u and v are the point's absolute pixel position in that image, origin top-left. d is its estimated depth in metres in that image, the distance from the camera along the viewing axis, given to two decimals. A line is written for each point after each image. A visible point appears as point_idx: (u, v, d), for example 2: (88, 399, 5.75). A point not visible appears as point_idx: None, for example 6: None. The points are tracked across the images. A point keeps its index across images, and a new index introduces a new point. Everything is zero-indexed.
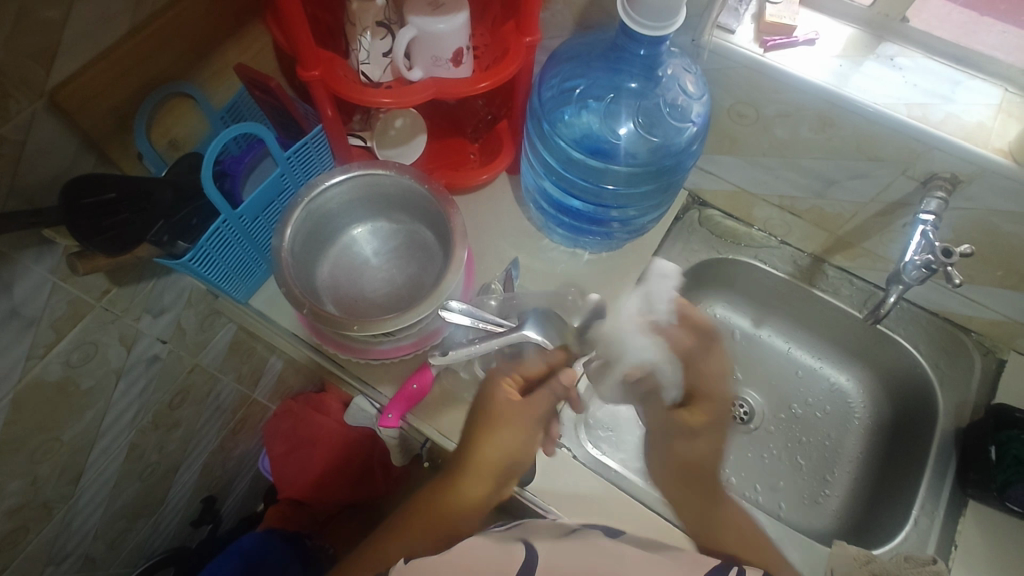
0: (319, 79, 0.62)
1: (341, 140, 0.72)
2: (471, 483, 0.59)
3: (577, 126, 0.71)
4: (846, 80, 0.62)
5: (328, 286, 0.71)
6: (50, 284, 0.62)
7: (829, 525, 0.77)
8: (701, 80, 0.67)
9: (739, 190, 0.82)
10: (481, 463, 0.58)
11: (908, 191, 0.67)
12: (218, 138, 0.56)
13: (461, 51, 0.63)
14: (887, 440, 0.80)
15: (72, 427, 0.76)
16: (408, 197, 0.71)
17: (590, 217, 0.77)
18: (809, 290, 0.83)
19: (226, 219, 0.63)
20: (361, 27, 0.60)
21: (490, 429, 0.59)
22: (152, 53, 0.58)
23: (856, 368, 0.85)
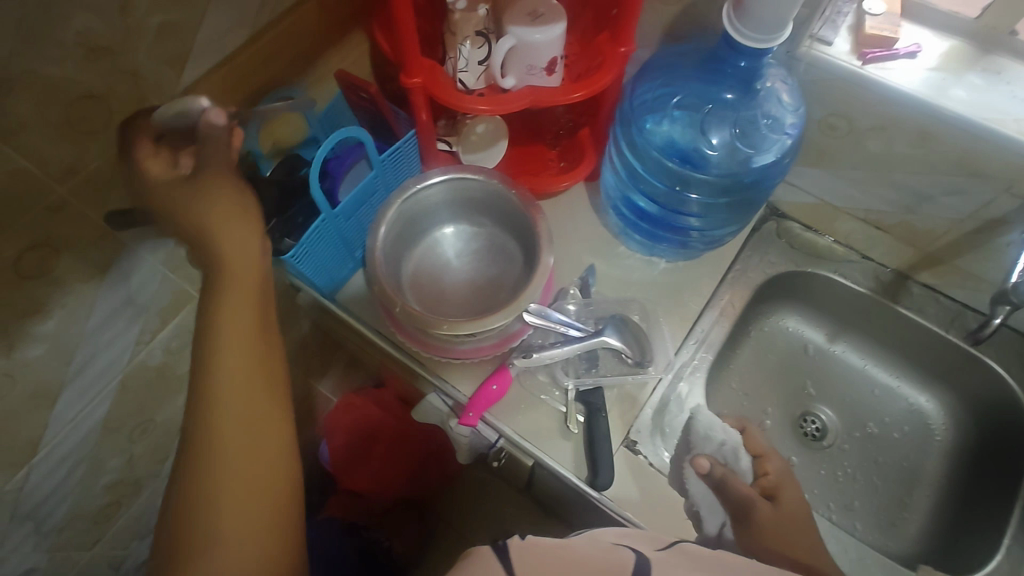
0: (420, 86, 0.64)
1: (431, 145, 0.73)
2: (225, 226, 0.51)
3: (661, 135, 0.71)
4: (945, 92, 0.61)
5: (413, 285, 0.73)
6: (162, 274, 0.67)
7: (906, 549, 0.75)
8: (798, 93, 0.67)
9: (821, 202, 0.81)
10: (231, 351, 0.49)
11: (1009, 209, 0.65)
12: (328, 142, 0.60)
13: (555, 60, 0.64)
14: (972, 465, 0.78)
15: (166, 409, 0.81)
16: (492, 200, 0.73)
17: (668, 223, 0.77)
18: (892, 307, 0.81)
19: (324, 218, 0.65)
20: (461, 37, 0.63)
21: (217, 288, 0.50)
22: (266, 60, 0.62)
23: (938, 389, 0.83)
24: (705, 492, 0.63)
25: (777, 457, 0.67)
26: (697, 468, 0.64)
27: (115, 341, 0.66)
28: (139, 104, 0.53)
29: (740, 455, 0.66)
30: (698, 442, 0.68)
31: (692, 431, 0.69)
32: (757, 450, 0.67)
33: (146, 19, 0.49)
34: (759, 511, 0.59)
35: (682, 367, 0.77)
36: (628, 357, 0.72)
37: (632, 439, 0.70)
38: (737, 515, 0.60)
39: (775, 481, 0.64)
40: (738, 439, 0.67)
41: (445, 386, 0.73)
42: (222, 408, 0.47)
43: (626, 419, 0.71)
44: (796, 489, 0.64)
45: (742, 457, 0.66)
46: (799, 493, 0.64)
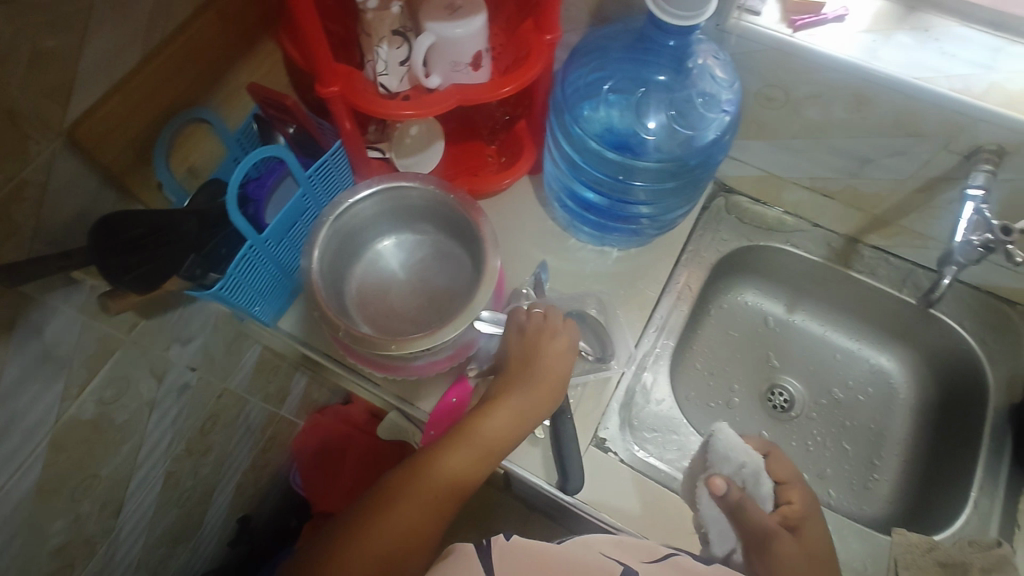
0: (338, 95, 0.60)
1: (361, 154, 0.70)
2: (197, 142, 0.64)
3: (599, 122, 0.69)
4: (877, 54, 0.60)
5: (358, 303, 0.70)
6: (80, 322, 0.62)
7: (880, 511, 0.76)
8: (731, 67, 0.66)
9: (767, 174, 0.80)
10: (478, 446, 0.57)
11: (950, 165, 0.65)
12: (243, 163, 0.56)
13: (481, 54, 0.61)
14: (935, 419, 0.79)
15: (110, 462, 0.76)
16: (432, 207, 0.69)
17: (616, 213, 0.76)
18: (845, 273, 0.81)
19: (253, 245, 0.61)
20: (377, 38, 0.59)
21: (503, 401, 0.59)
22: (167, 80, 0.57)
23: (896, 348, 0.84)
24: (717, 515, 0.58)
25: (800, 481, 0.61)
26: (712, 489, 0.58)
27: (37, 401, 0.61)
28: (22, 145, 0.47)
29: (761, 481, 0.59)
30: (715, 460, 0.60)
31: (709, 449, 0.61)
32: (779, 476, 0.61)
33: (13, 47, 0.44)
34: (779, 543, 0.54)
35: (645, 357, 0.75)
36: (589, 354, 0.70)
37: (601, 436, 0.68)
38: (754, 546, 0.55)
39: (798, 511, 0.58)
40: (760, 460, 0.59)
41: (401, 404, 0.72)
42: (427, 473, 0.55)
43: (592, 418, 0.69)
44: (819, 523, 0.59)
45: (764, 481, 0.59)
46: (823, 525, 0.59)
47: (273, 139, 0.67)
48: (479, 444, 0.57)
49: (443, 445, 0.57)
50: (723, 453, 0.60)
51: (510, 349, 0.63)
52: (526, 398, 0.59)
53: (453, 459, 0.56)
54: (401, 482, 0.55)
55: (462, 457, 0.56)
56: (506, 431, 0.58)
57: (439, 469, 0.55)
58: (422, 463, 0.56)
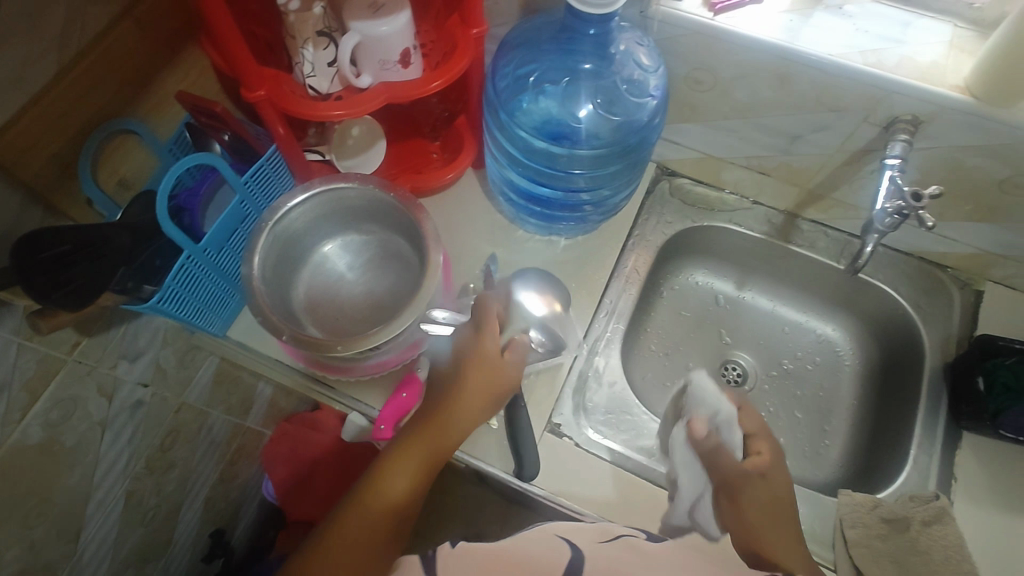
0: (266, 99, 0.59)
1: (299, 158, 0.69)
2: (129, 151, 0.62)
3: (536, 113, 0.71)
4: (798, 34, 0.62)
5: (307, 308, 0.70)
6: (16, 345, 0.60)
7: (832, 475, 0.79)
8: (655, 52, 0.67)
9: (705, 155, 0.82)
10: (426, 456, 0.55)
11: (872, 137, 0.67)
12: (173, 171, 0.55)
13: (409, 51, 0.61)
14: (879, 383, 0.82)
15: (64, 485, 0.74)
16: (374, 206, 0.69)
17: (560, 203, 0.78)
18: (786, 247, 0.83)
19: (190, 255, 0.60)
20: (301, 40, 0.58)
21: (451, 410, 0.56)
22: (86, 91, 0.55)
23: (841, 317, 0.86)
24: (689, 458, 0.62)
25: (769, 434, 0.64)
26: (692, 431, 0.63)
27: None
28: None
29: (731, 428, 0.62)
30: (693, 405, 0.64)
31: (687, 395, 0.66)
32: (751, 428, 0.64)
33: None
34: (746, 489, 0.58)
35: (597, 342, 0.76)
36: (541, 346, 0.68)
37: (556, 422, 0.70)
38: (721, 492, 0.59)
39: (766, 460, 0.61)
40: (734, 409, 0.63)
41: (357, 405, 0.72)
42: (376, 490, 0.54)
43: (547, 404, 0.70)
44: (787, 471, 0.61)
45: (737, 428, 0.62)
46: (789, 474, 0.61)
47: (208, 146, 0.67)
48: (428, 453, 0.55)
49: (389, 460, 0.55)
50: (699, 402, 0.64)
51: (456, 367, 0.58)
52: (473, 408, 0.56)
53: (400, 473, 0.54)
54: (350, 504, 0.53)
55: (409, 468, 0.54)
56: (448, 436, 0.56)
57: (385, 486, 0.54)
58: (370, 482, 0.54)
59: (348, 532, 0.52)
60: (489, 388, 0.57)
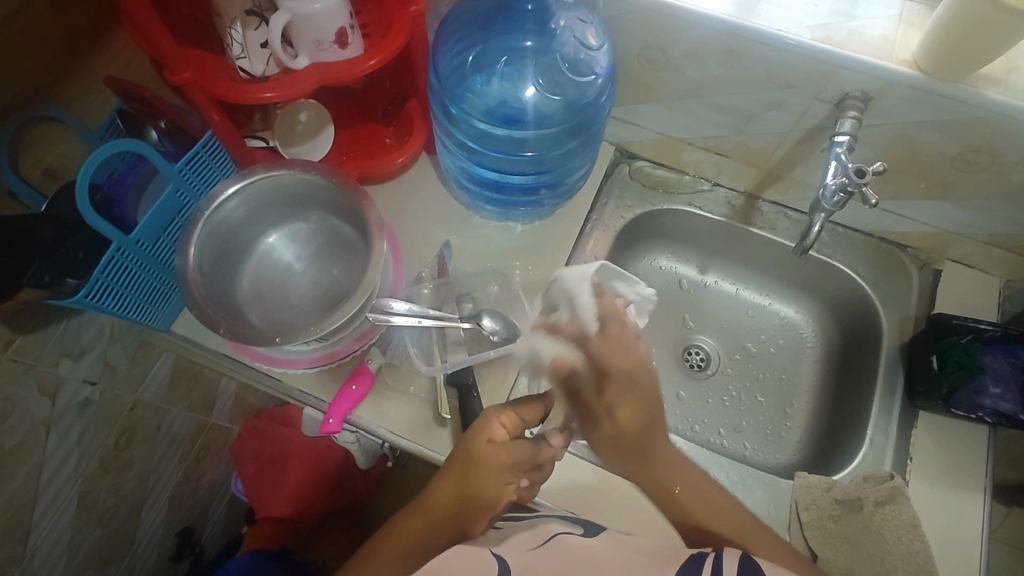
0: (192, 82, 0.57)
1: (239, 144, 0.67)
2: (53, 138, 0.59)
3: (490, 95, 0.69)
4: (747, 9, 0.60)
5: (252, 300, 0.67)
6: None
7: (793, 457, 0.78)
8: (601, 29, 0.64)
9: (663, 137, 0.80)
10: (436, 523, 0.55)
11: (824, 115, 0.66)
12: (92, 157, 0.53)
13: (345, 31, 0.58)
14: (839, 364, 0.81)
15: (6, 488, 0.72)
16: (320, 193, 0.67)
17: (518, 188, 0.75)
18: (747, 230, 0.82)
19: (121, 247, 0.58)
20: (229, 19, 0.56)
21: (459, 483, 0.54)
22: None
23: (803, 299, 0.86)
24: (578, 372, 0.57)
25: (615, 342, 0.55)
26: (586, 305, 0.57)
27: None
28: None
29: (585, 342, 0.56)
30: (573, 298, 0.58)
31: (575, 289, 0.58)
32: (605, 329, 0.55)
33: None
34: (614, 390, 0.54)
35: None
36: (496, 334, 0.68)
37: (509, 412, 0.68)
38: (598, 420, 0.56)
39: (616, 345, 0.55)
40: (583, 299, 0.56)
41: (308, 399, 0.70)
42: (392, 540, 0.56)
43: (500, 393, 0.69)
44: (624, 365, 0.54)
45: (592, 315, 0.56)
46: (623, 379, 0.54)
47: (144, 135, 0.65)
48: (444, 493, 0.55)
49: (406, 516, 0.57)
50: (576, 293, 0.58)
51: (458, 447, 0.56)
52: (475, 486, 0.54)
53: (413, 534, 0.55)
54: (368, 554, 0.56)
55: (421, 527, 0.55)
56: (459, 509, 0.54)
57: (397, 541, 0.55)
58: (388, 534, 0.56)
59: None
60: (491, 468, 0.54)
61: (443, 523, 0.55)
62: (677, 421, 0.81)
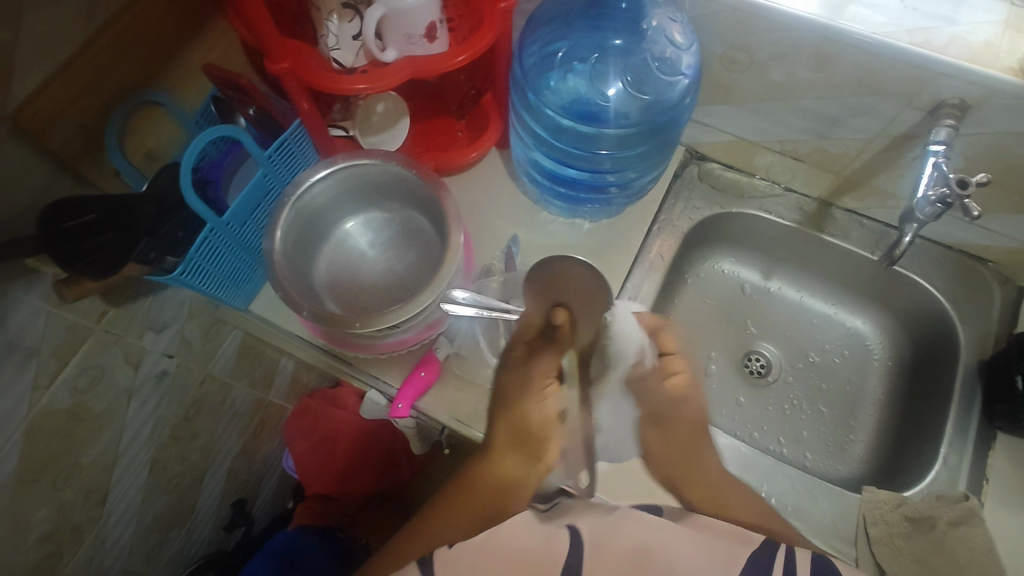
0: (289, 71, 0.59)
1: (322, 133, 0.69)
2: (150, 121, 0.62)
3: (564, 92, 0.69)
4: (841, 11, 0.59)
5: (327, 284, 0.70)
6: (46, 311, 0.61)
7: (856, 471, 0.77)
8: (689, 28, 0.64)
9: (738, 140, 0.79)
10: (480, 495, 0.59)
11: (915, 123, 0.64)
12: (196, 143, 0.55)
13: (434, 25, 0.60)
14: (909, 379, 0.79)
15: (91, 450, 0.76)
16: (397, 183, 0.69)
17: (586, 184, 0.75)
18: (819, 237, 0.81)
19: (213, 228, 0.61)
20: (326, 11, 0.58)
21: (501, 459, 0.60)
22: (113, 61, 0.56)
23: (871, 311, 0.84)
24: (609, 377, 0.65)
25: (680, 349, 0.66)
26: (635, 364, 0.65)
27: (8, 393, 0.61)
28: None
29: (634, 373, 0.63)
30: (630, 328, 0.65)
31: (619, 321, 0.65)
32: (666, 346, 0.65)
33: None
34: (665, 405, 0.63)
35: None
36: None
37: None
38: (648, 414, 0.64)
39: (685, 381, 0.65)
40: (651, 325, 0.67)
41: (377, 383, 0.72)
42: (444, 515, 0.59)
43: None
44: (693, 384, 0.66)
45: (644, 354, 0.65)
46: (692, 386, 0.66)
47: (234, 120, 0.67)
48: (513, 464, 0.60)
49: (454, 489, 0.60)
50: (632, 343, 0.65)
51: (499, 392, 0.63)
52: (522, 452, 0.60)
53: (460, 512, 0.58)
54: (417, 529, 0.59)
55: (470, 501, 0.59)
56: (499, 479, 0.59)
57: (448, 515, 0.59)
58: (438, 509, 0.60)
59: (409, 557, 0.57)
60: (535, 429, 0.61)
61: (487, 492, 0.59)
62: (737, 427, 0.80)
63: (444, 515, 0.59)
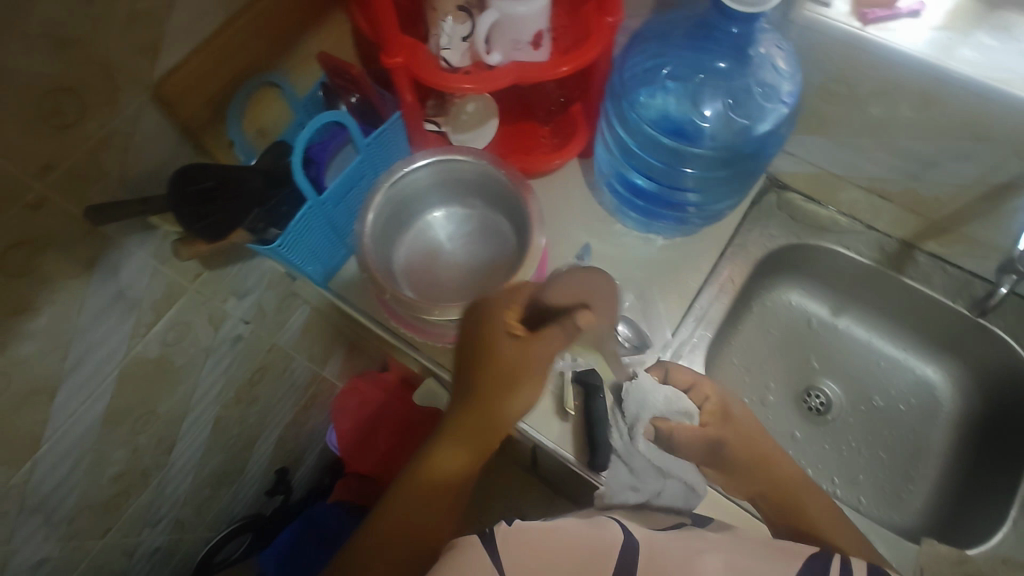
0: (402, 66, 0.63)
1: (418, 126, 0.72)
2: (267, 101, 0.66)
3: (654, 107, 0.69)
4: (951, 51, 0.58)
5: (405, 270, 0.72)
6: (152, 267, 0.66)
7: (913, 522, 0.75)
8: (794, 57, 0.65)
9: (823, 172, 0.79)
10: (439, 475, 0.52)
11: (1018, 173, 0.63)
12: (309, 128, 0.59)
13: (541, 34, 0.62)
14: (981, 436, 0.76)
15: (168, 400, 0.81)
16: (483, 181, 0.71)
17: (665, 201, 0.76)
18: (897, 278, 0.79)
19: (312, 206, 0.64)
20: (442, 13, 0.61)
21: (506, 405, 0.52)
22: (245, 43, 0.60)
23: (945, 361, 0.81)
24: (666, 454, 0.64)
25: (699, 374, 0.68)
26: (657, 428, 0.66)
27: (109, 338, 0.66)
28: (113, 97, 0.52)
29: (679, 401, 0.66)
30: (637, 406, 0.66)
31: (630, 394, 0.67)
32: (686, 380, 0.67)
33: (114, 7, 0.48)
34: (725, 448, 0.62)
35: (681, 345, 0.75)
36: (626, 341, 0.73)
37: None
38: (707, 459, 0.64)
39: (719, 405, 0.66)
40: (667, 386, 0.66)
41: (439, 371, 0.74)
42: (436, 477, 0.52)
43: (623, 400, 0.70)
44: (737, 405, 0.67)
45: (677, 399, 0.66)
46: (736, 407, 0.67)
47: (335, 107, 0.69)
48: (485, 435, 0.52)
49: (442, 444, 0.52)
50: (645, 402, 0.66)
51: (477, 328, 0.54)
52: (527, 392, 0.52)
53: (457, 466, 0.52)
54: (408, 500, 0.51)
55: (464, 450, 0.52)
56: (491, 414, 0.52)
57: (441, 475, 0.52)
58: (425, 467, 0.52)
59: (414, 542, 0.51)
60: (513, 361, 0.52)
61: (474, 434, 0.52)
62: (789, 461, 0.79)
63: (415, 499, 0.52)
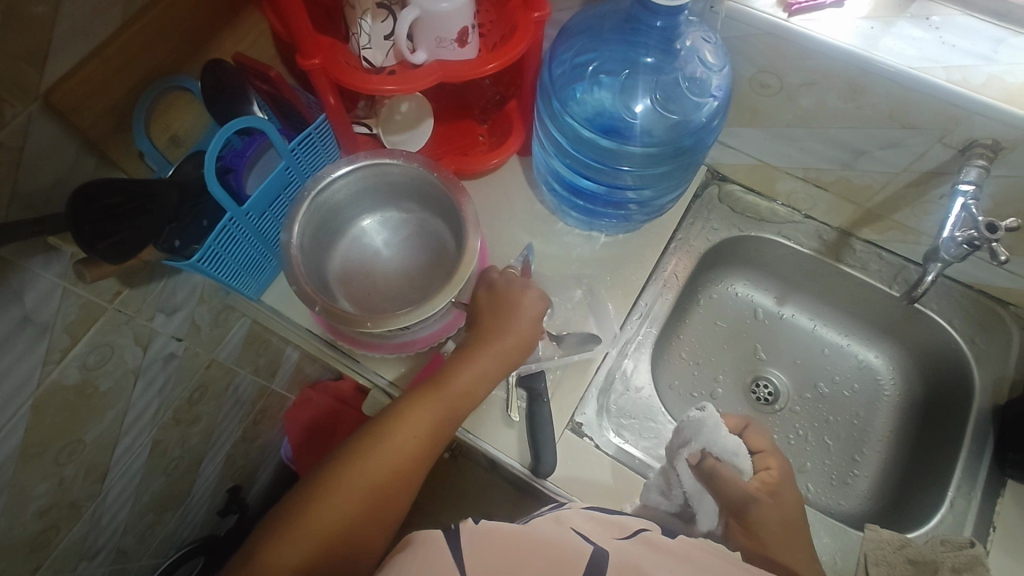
0: (320, 67, 0.60)
1: (346, 130, 0.70)
2: (176, 106, 0.62)
3: (590, 103, 0.69)
4: (876, 42, 0.58)
5: (340, 280, 0.70)
6: (60, 288, 0.61)
7: (858, 506, 0.76)
8: (721, 50, 0.64)
9: (760, 163, 0.79)
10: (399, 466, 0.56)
11: (943, 160, 0.63)
12: (218, 135, 0.55)
13: (467, 30, 0.59)
14: (919, 419, 0.78)
15: (95, 427, 0.76)
16: (415, 184, 0.69)
17: (605, 199, 0.75)
18: (836, 267, 0.80)
19: (233, 217, 0.61)
20: (360, 10, 0.58)
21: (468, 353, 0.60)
22: (146, 46, 0.56)
23: (884, 345, 0.83)
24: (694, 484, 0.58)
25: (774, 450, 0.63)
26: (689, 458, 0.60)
27: (16, 366, 0.61)
28: None
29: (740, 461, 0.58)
30: (703, 439, 0.59)
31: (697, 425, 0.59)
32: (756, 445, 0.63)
33: None
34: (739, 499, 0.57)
35: (626, 344, 0.75)
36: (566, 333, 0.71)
37: (577, 421, 0.68)
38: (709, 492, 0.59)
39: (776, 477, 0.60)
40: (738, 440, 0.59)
41: (382, 382, 0.72)
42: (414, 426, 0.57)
43: (567, 400, 0.69)
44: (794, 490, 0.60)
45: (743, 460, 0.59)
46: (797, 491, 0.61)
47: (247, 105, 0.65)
48: (444, 404, 0.58)
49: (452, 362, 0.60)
50: (703, 432, 0.58)
51: None
52: None
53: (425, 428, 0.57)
54: (406, 414, 0.57)
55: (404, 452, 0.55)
56: (454, 410, 0.58)
57: None
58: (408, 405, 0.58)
59: (379, 514, 0.54)
60: None
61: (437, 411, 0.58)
62: None
63: (385, 480, 0.55)
